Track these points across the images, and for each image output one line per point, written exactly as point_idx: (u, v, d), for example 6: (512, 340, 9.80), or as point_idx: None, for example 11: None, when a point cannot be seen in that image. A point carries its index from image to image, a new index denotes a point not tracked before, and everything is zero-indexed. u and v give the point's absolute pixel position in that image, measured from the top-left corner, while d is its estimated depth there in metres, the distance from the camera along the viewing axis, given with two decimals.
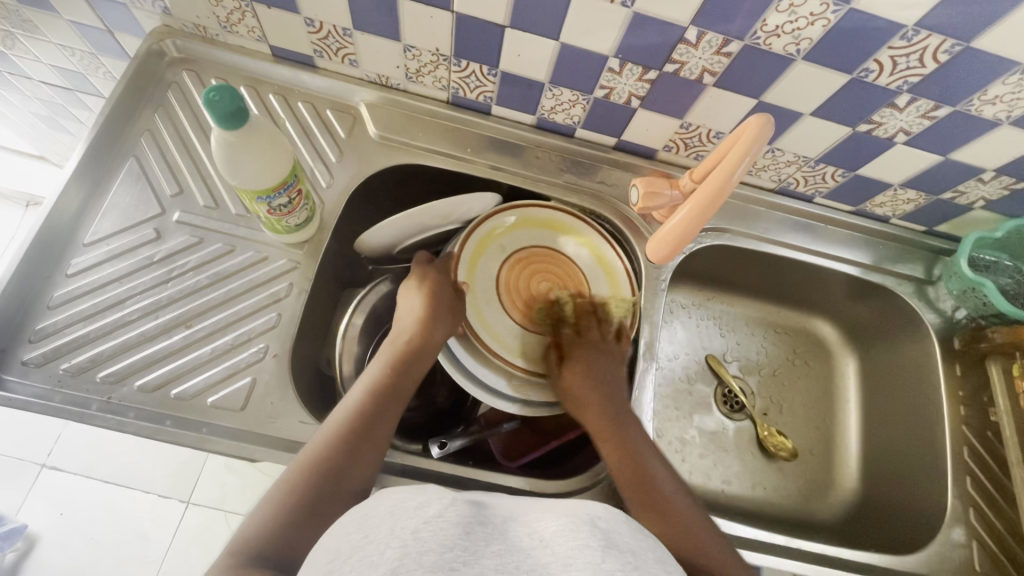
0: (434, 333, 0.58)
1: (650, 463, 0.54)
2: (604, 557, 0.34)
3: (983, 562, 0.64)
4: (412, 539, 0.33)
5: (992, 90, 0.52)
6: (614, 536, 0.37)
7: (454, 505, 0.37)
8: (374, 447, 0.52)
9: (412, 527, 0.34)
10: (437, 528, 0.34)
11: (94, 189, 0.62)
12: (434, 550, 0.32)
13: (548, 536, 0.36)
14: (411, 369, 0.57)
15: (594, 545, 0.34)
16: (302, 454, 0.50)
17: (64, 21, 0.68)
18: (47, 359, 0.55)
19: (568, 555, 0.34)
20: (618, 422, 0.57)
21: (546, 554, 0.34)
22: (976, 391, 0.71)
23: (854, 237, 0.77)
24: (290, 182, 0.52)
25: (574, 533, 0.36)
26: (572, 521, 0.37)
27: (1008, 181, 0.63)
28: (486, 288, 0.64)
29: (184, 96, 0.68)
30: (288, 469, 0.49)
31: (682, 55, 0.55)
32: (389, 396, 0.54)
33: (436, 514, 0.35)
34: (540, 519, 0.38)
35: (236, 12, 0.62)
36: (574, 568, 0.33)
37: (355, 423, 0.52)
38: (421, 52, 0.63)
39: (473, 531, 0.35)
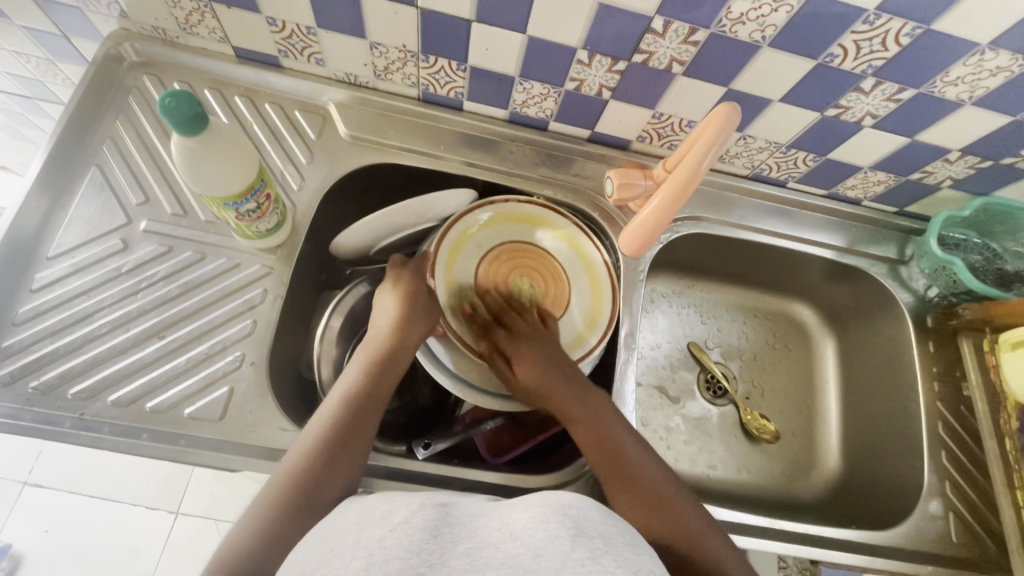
0: (411, 335, 0.58)
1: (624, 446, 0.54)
2: (575, 547, 0.35)
3: (959, 532, 0.66)
4: (378, 548, 0.34)
5: (953, 71, 0.52)
6: (584, 525, 0.37)
7: (421, 510, 0.38)
8: (354, 453, 0.51)
9: (378, 537, 0.35)
10: (402, 535, 0.35)
11: (56, 201, 0.61)
12: (400, 557, 0.33)
13: (518, 528, 0.36)
14: (387, 373, 0.56)
15: (565, 536, 0.35)
16: (284, 464, 0.50)
17: (16, 26, 0.66)
18: (14, 377, 0.54)
19: (539, 547, 0.35)
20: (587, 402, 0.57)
21: (514, 547, 0.35)
22: (949, 365, 0.73)
23: (828, 220, 0.78)
24: (257, 186, 0.50)
25: (545, 524, 0.36)
26: (546, 512, 0.38)
27: (973, 161, 0.64)
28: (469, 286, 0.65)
29: (146, 101, 0.66)
30: (269, 481, 0.49)
31: (650, 44, 0.55)
32: (367, 401, 0.54)
33: (402, 522, 0.36)
34: (511, 513, 0.39)
35: (195, 13, 0.61)
36: (543, 560, 0.33)
37: (335, 429, 0.51)
38: (387, 49, 0.62)
39: (440, 534, 0.36)
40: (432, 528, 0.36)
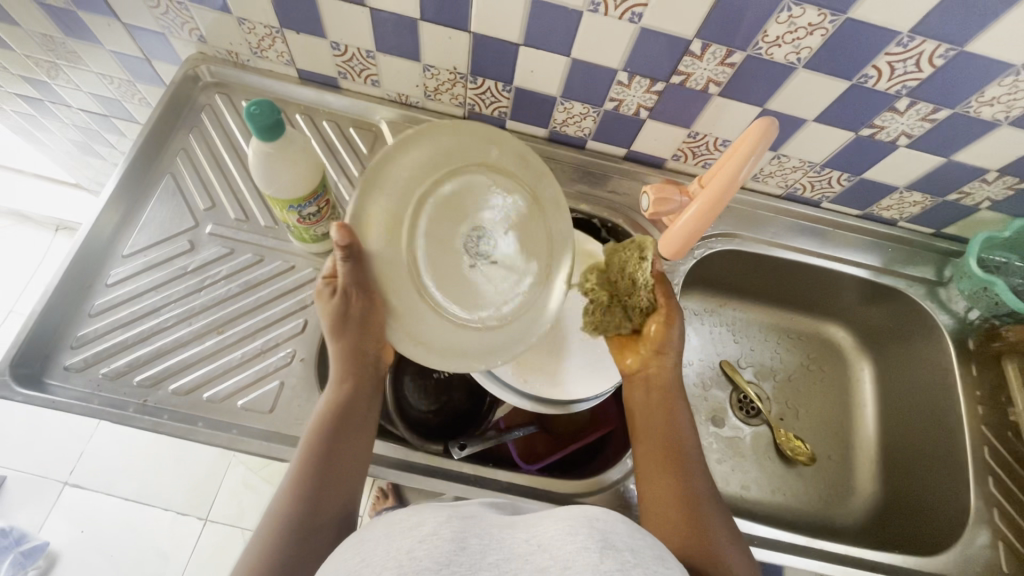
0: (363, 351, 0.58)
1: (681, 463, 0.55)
2: (603, 559, 0.36)
3: (1010, 563, 0.63)
4: (408, 559, 0.36)
5: (988, 91, 0.54)
6: (612, 537, 0.38)
7: (447, 522, 0.39)
8: (339, 484, 0.52)
9: (408, 547, 0.37)
10: (432, 545, 0.37)
11: (133, 205, 0.66)
12: (432, 568, 0.35)
13: (546, 541, 0.38)
14: (350, 407, 0.55)
15: (593, 548, 0.36)
16: (273, 505, 0.50)
17: (107, 50, 0.74)
18: (87, 363, 0.58)
19: (569, 557, 0.36)
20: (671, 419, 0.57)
21: (545, 560, 0.36)
22: (993, 390, 0.72)
23: (863, 241, 0.78)
24: (318, 192, 0.55)
25: (574, 536, 0.38)
26: (572, 525, 0.39)
27: (1012, 181, 0.64)
28: (387, 263, 0.54)
29: (217, 117, 0.72)
30: (259, 531, 0.49)
31: (688, 66, 0.58)
32: (338, 433, 0.53)
33: (430, 533, 0.38)
34: (541, 528, 0.40)
35: (267, 38, 0.67)
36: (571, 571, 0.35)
37: (308, 470, 0.51)
38: (439, 71, 0.66)
39: (467, 546, 0.37)
40: (460, 539, 0.38)
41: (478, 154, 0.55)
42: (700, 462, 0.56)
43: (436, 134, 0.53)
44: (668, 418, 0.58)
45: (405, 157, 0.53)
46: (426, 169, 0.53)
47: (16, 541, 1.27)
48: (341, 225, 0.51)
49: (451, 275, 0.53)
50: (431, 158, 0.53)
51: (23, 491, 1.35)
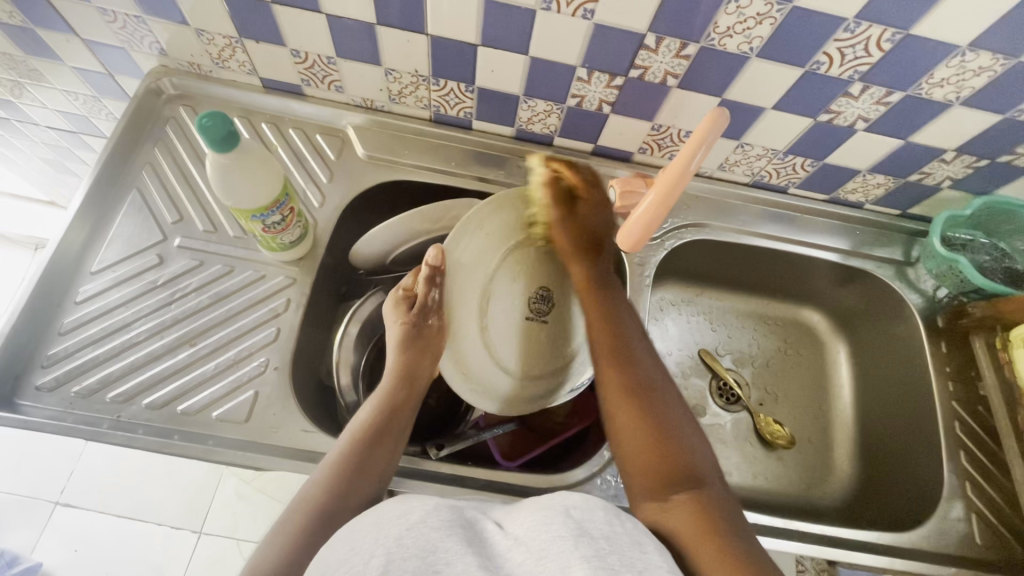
0: (416, 374, 0.59)
1: (661, 424, 0.52)
2: (578, 546, 0.36)
3: (984, 534, 0.65)
4: (396, 544, 0.36)
5: (938, 73, 0.55)
6: (587, 525, 0.38)
7: (435, 510, 0.40)
8: (373, 476, 0.52)
9: (396, 534, 0.37)
10: (418, 533, 0.37)
11: (99, 221, 0.66)
12: (416, 556, 0.35)
13: (523, 533, 0.39)
14: (402, 411, 0.57)
15: (569, 536, 0.37)
16: (301, 493, 0.50)
17: (68, 67, 0.73)
18: (59, 382, 0.58)
19: (543, 548, 0.37)
20: (639, 384, 0.55)
21: (522, 553, 0.37)
22: (963, 365, 0.73)
23: (831, 225, 0.79)
24: (281, 200, 0.55)
25: (548, 526, 0.38)
26: (548, 514, 0.39)
27: (969, 160, 0.65)
28: (465, 293, 0.63)
29: (182, 129, 0.72)
30: (289, 508, 0.49)
31: (645, 60, 0.59)
32: (385, 432, 0.55)
33: (418, 520, 0.38)
34: (520, 515, 0.41)
35: (227, 49, 0.67)
36: (548, 561, 0.35)
37: (346, 464, 0.51)
38: (401, 75, 0.66)
39: (455, 533, 0.38)
40: (448, 526, 0.38)
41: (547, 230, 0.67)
42: (668, 384, 0.56)
43: (509, 208, 0.66)
44: (641, 407, 0.53)
45: (483, 227, 0.64)
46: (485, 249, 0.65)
47: (9, 564, 1.26)
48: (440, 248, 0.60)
49: (508, 324, 0.65)
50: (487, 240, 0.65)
51: (13, 513, 1.34)
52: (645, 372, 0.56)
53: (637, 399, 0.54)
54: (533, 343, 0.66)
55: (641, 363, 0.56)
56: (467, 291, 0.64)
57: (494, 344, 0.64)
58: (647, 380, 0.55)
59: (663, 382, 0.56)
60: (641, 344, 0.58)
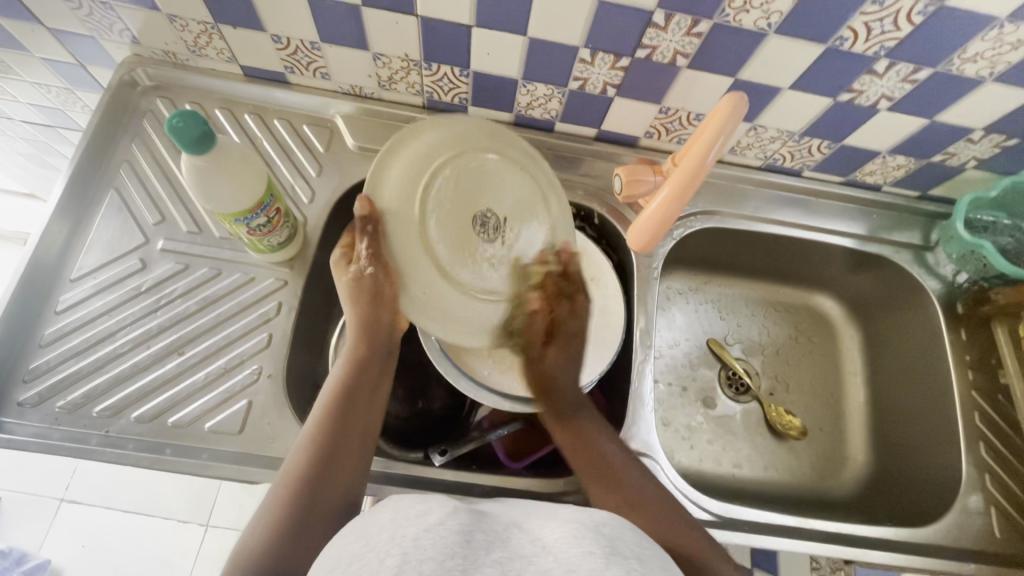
0: (375, 322, 0.56)
1: (643, 493, 0.52)
2: (609, 563, 0.34)
3: (1002, 528, 0.63)
4: (415, 548, 0.33)
5: (972, 47, 0.51)
6: (618, 544, 0.37)
7: (455, 517, 0.37)
8: (357, 432, 0.52)
9: (413, 535, 0.35)
10: (436, 536, 0.34)
11: (77, 224, 0.62)
12: (435, 558, 0.32)
13: (551, 543, 0.36)
14: (372, 359, 0.56)
15: (599, 552, 0.34)
16: (285, 467, 0.49)
17: (37, 58, 0.69)
18: (42, 398, 0.55)
19: (572, 559, 0.34)
20: (612, 467, 0.53)
21: (548, 560, 0.34)
22: (983, 353, 0.71)
23: (847, 208, 0.75)
24: (265, 201, 0.51)
25: (579, 539, 0.36)
26: (576, 527, 0.37)
27: (998, 139, 0.61)
28: (405, 242, 0.55)
29: (160, 123, 0.68)
30: (275, 481, 0.48)
31: (652, 39, 0.54)
32: (359, 388, 0.54)
33: (436, 523, 0.36)
34: (546, 525, 0.38)
35: (203, 35, 0.62)
36: (579, 573, 0.33)
37: (322, 433, 0.50)
38: (391, 59, 0.62)
39: (473, 541, 0.35)
40: (466, 533, 0.36)
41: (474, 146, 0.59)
42: (640, 469, 0.54)
43: (429, 133, 0.57)
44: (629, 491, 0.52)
45: (388, 172, 0.55)
46: (413, 177, 0.55)
47: (17, 561, 1.27)
48: (364, 197, 0.53)
49: (462, 249, 0.56)
50: (415, 163, 0.56)
51: (19, 510, 1.34)
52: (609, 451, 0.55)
53: (625, 499, 0.51)
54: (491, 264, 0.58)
55: (602, 443, 0.55)
56: (411, 242, 0.55)
57: (451, 272, 0.56)
58: (600, 448, 0.55)
59: (632, 469, 0.54)
60: (592, 424, 0.57)
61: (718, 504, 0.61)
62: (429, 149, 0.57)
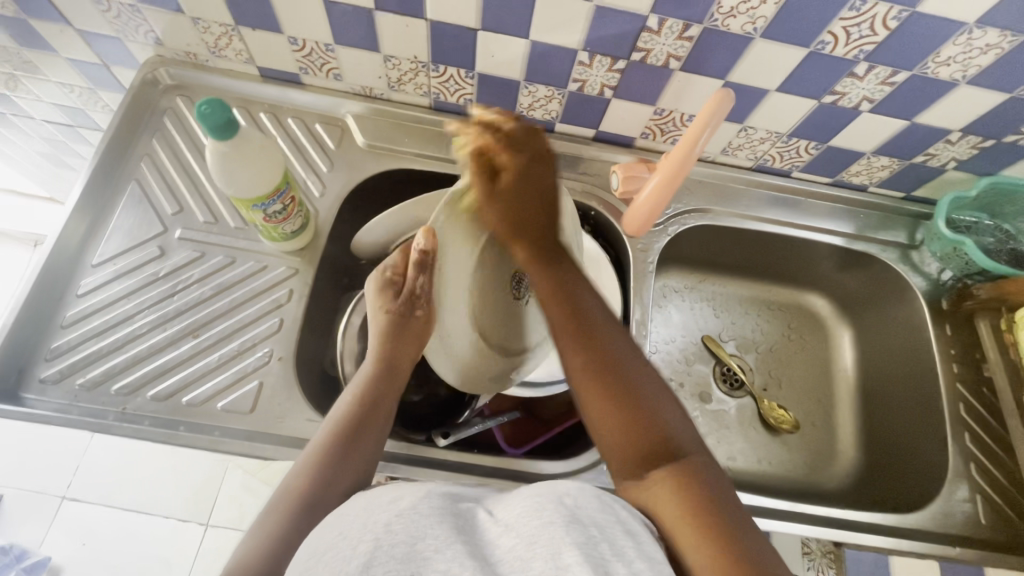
0: (395, 360, 0.57)
1: (629, 391, 0.46)
2: (569, 531, 0.35)
3: (988, 515, 0.65)
4: (385, 532, 0.35)
5: (944, 51, 0.54)
6: (579, 511, 0.37)
7: (427, 498, 0.38)
8: (354, 460, 0.51)
9: (385, 521, 0.36)
10: (406, 519, 0.35)
11: (99, 214, 0.65)
12: (404, 541, 0.34)
13: (513, 519, 0.37)
14: (379, 394, 0.55)
15: (559, 522, 0.35)
16: (283, 486, 0.50)
17: (63, 58, 0.73)
18: (63, 375, 0.58)
19: (535, 533, 0.35)
20: (607, 360, 0.47)
21: (511, 539, 0.35)
22: (967, 348, 0.73)
23: (836, 208, 0.79)
24: (282, 188, 0.54)
25: (541, 512, 0.37)
26: (540, 500, 0.38)
27: (975, 140, 0.65)
28: (453, 285, 0.56)
29: (179, 120, 0.71)
30: (270, 503, 0.49)
31: (647, 42, 0.58)
32: (363, 417, 0.53)
33: (407, 508, 0.37)
34: (510, 502, 0.40)
35: (224, 37, 0.66)
36: (538, 546, 0.34)
37: (330, 445, 0.51)
38: (400, 61, 0.66)
39: (444, 521, 0.36)
40: (437, 514, 0.37)
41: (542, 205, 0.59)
42: (639, 361, 0.48)
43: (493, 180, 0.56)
44: (621, 406, 0.45)
45: (464, 207, 0.55)
46: (485, 214, 0.56)
47: (17, 557, 1.25)
48: (430, 227, 0.52)
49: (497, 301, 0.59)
50: (484, 204, 0.56)
51: (19, 507, 1.32)
52: (617, 351, 0.48)
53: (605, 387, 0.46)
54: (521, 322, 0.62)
55: (609, 338, 0.48)
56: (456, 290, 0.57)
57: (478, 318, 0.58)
58: (585, 328, 0.48)
59: (639, 366, 0.48)
60: (621, 353, 0.48)
61: None
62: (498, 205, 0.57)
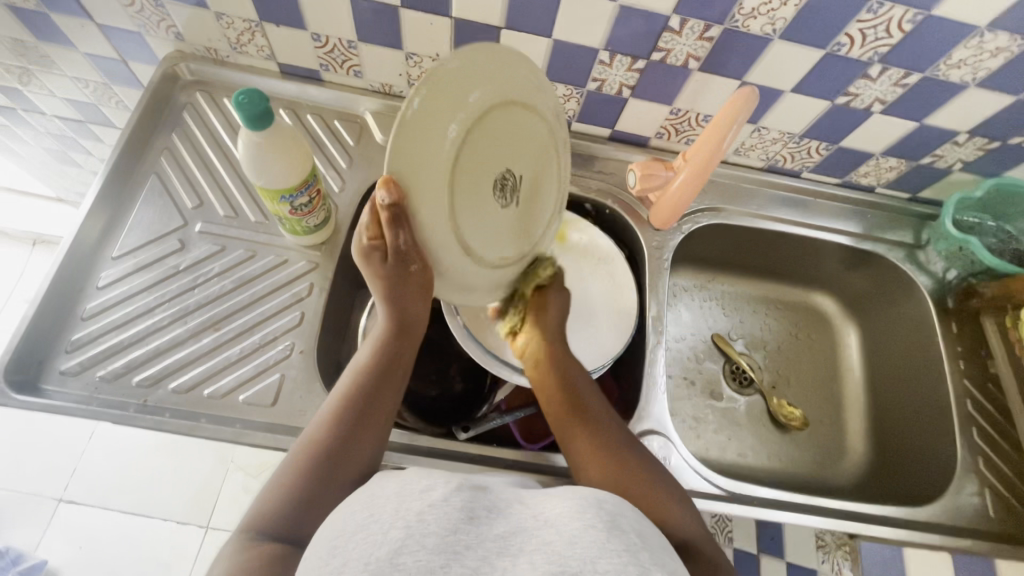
0: (406, 322, 0.56)
1: (622, 459, 0.53)
2: (609, 537, 0.35)
3: (997, 507, 0.66)
4: (417, 521, 0.34)
5: (956, 54, 0.56)
6: (619, 519, 0.38)
7: (459, 491, 0.38)
8: (376, 417, 0.52)
9: (417, 509, 0.36)
10: (438, 513, 0.35)
11: (119, 207, 0.65)
12: (438, 533, 0.34)
13: (552, 515, 0.37)
14: (400, 357, 0.56)
15: (599, 526, 0.36)
16: (303, 439, 0.50)
17: (80, 53, 0.72)
18: (83, 367, 0.57)
19: (572, 534, 0.35)
20: (583, 413, 0.57)
21: (549, 534, 0.35)
22: (973, 345, 0.75)
23: (844, 209, 0.80)
24: (309, 181, 0.55)
25: (580, 514, 0.37)
26: (580, 501, 0.38)
27: (982, 142, 0.67)
28: (432, 211, 0.46)
29: (199, 115, 0.71)
30: (289, 455, 0.49)
31: (668, 42, 0.59)
32: (382, 375, 0.54)
33: (442, 499, 0.36)
34: (547, 500, 0.40)
35: (246, 33, 0.66)
36: (578, 547, 0.34)
37: (353, 401, 0.51)
38: (422, 59, 0.66)
39: (476, 516, 0.36)
40: (469, 508, 0.37)
41: (508, 89, 0.49)
42: (604, 410, 0.57)
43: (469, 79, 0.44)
44: (612, 458, 0.52)
45: (428, 125, 0.42)
46: (454, 120, 0.45)
47: (14, 561, 1.17)
48: (387, 177, 0.41)
49: (489, 225, 0.52)
50: (450, 119, 0.44)
51: None
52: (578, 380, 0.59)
53: (585, 415, 0.56)
54: (505, 230, 0.55)
55: (594, 408, 0.57)
56: (442, 228, 0.48)
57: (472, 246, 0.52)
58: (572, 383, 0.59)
59: (607, 416, 0.57)
60: (585, 385, 0.59)
61: (727, 481, 0.64)
62: (436, 128, 0.43)
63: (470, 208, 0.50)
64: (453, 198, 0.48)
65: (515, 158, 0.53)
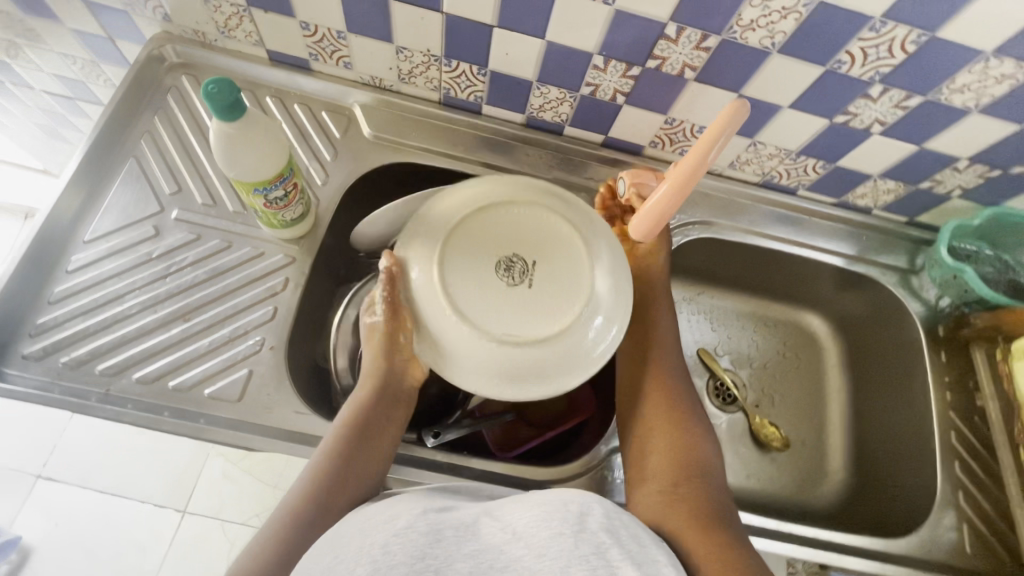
0: (395, 381, 0.54)
1: (693, 470, 0.53)
2: (578, 542, 0.37)
3: (973, 544, 0.65)
4: (384, 552, 0.36)
5: (960, 78, 0.54)
6: (588, 519, 0.38)
7: (424, 513, 0.40)
8: (350, 484, 0.50)
9: (383, 540, 0.38)
10: (406, 539, 0.37)
11: (95, 188, 0.64)
12: (405, 561, 0.36)
13: (521, 528, 0.39)
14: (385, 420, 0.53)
15: (568, 533, 0.37)
16: (285, 500, 0.49)
17: (67, 29, 0.71)
18: (46, 352, 0.56)
19: (541, 545, 0.37)
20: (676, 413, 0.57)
21: (520, 548, 0.38)
22: (961, 375, 0.73)
23: (839, 229, 0.78)
24: (285, 174, 0.53)
25: (548, 522, 0.38)
26: (550, 508, 0.39)
27: (983, 169, 0.65)
28: (424, 289, 0.48)
29: (183, 99, 0.70)
30: (272, 516, 0.49)
31: (663, 50, 0.58)
32: (362, 438, 0.52)
33: (406, 526, 0.38)
34: (515, 509, 0.41)
35: (234, 18, 0.65)
36: (548, 559, 0.36)
37: (331, 465, 0.50)
38: (413, 53, 0.65)
39: (443, 536, 0.38)
40: (436, 530, 0.39)
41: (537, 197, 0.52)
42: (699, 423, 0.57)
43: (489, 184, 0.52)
44: (684, 466, 0.53)
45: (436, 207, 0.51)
46: (467, 205, 0.51)
47: None
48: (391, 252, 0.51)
49: (489, 295, 0.47)
50: (461, 204, 0.51)
51: None
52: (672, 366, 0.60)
53: (669, 413, 0.57)
54: (524, 313, 0.47)
55: (687, 417, 0.57)
56: (432, 301, 0.47)
57: (470, 314, 0.46)
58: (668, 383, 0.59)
59: (695, 424, 0.56)
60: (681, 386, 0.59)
61: None
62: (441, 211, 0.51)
63: (472, 273, 0.48)
64: (444, 272, 0.47)
65: (532, 245, 0.49)
